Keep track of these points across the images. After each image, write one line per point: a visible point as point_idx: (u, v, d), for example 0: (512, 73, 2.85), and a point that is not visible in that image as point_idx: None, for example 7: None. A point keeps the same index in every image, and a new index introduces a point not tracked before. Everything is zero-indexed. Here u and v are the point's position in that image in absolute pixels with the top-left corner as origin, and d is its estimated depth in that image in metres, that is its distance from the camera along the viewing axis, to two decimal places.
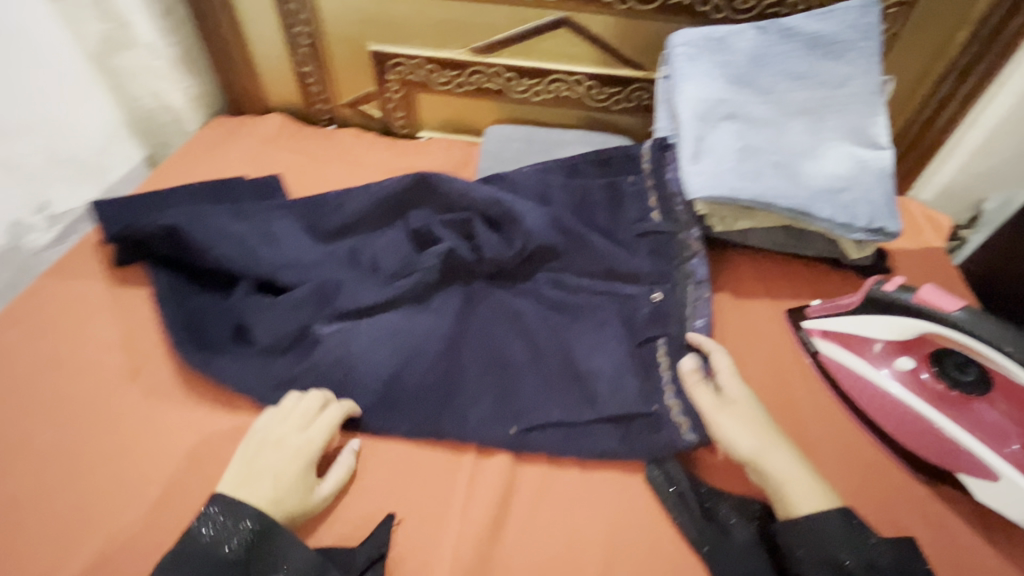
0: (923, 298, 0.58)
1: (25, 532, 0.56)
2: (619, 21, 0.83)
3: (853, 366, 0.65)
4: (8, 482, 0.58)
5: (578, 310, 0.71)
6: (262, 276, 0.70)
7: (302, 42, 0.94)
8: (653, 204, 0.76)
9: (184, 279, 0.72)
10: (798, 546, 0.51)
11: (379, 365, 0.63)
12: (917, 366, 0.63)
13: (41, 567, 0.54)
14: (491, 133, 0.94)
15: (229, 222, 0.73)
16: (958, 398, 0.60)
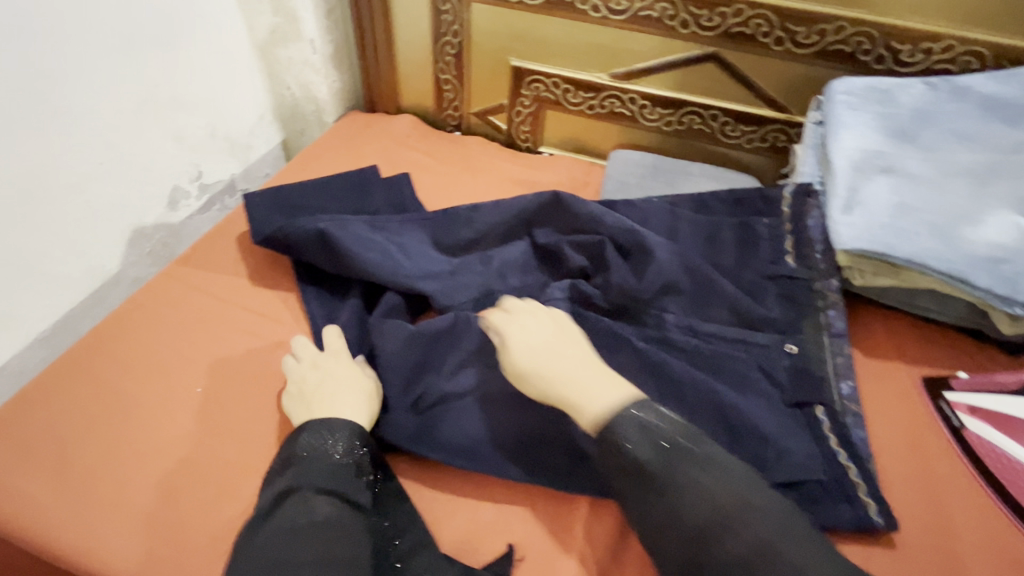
0: None
1: (158, 482, 0.59)
2: (770, 62, 0.83)
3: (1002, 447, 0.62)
4: (153, 429, 0.62)
5: (711, 361, 0.69)
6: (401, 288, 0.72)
7: (449, 51, 0.99)
8: (786, 248, 0.75)
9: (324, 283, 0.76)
10: (616, 431, 0.51)
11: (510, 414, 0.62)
12: None
13: (165, 522, 0.56)
14: (617, 157, 0.95)
15: (372, 235, 0.75)
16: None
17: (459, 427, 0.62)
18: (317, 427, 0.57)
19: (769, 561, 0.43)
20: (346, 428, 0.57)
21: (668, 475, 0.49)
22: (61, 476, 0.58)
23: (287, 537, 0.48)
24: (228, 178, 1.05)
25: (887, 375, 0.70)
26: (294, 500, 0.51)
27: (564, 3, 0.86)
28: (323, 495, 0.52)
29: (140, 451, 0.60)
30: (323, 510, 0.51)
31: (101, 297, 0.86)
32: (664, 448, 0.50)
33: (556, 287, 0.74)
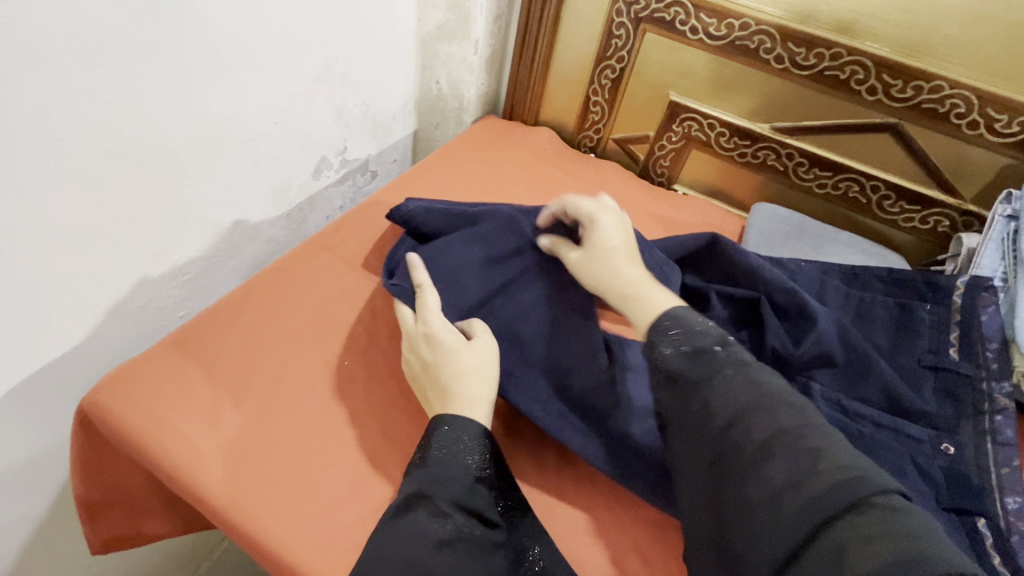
0: None
1: (279, 435, 0.58)
2: (956, 146, 0.80)
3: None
4: (289, 380, 0.63)
5: (862, 441, 0.64)
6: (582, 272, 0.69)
7: (608, 75, 0.99)
8: (951, 339, 0.70)
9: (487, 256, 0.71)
10: (659, 338, 0.54)
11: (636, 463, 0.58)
12: None
13: (279, 477, 0.56)
14: (759, 211, 0.93)
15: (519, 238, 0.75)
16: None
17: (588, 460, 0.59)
18: (449, 427, 0.53)
19: (786, 444, 0.44)
20: (473, 435, 0.53)
21: (704, 379, 0.50)
22: (196, 402, 0.60)
23: (413, 546, 0.46)
24: (364, 157, 1.07)
25: None
26: (416, 509, 0.48)
27: (747, 49, 0.85)
28: (450, 506, 0.49)
29: (291, 417, 0.60)
30: (451, 519, 0.48)
31: (239, 249, 0.88)
32: (702, 352, 0.52)
33: None
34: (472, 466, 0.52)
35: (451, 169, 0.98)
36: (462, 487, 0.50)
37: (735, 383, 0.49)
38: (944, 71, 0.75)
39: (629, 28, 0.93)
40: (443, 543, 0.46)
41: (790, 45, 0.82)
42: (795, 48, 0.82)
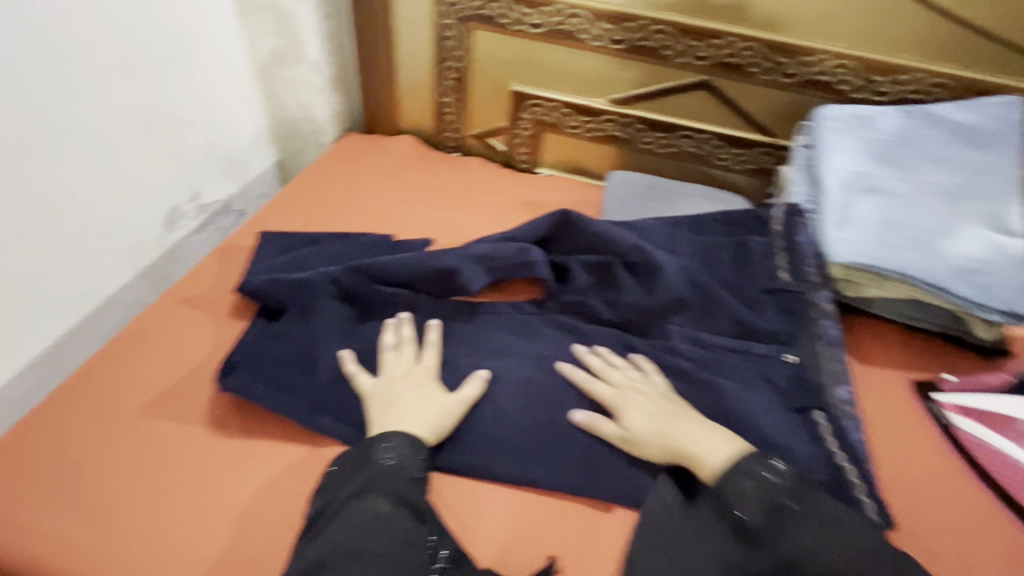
0: None
1: (147, 499, 0.57)
2: (758, 91, 0.89)
3: (988, 442, 0.67)
4: (154, 442, 0.61)
5: (718, 369, 0.73)
6: (446, 284, 0.74)
7: (450, 75, 1.02)
8: (781, 264, 0.79)
9: (360, 299, 0.71)
10: (730, 490, 0.54)
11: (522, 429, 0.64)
12: None
13: (152, 542, 0.54)
14: (615, 178, 1.01)
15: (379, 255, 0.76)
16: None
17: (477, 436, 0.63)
18: (390, 439, 0.57)
19: None
20: (409, 443, 0.57)
21: (779, 536, 0.51)
22: (51, 491, 0.57)
23: (350, 535, 0.49)
24: (224, 198, 1.03)
25: (879, 381, 0.75)
26: (353, 505, 0.52)
27: (565, 33, 0.91)
28: (390, 501, 0.53)
29: (172, 486, 0.58)
30: (386, 511, 0.52)
31: (95, 320, 0.83)
32: (779, 506, 0.52)
33: (560, 303, 0.78)
34: (411, 469, 0.56)
35: (314, 194, 0.97)
36: (398, 487, 0.54)
37: (837, 541, 0.50)
38: (731, 27, 0.84)
39: (457, 27, 0.96)
40: (380, 532, 0.50)
41: (601, 24, 0.88)
42: (605, 25, 0.88)
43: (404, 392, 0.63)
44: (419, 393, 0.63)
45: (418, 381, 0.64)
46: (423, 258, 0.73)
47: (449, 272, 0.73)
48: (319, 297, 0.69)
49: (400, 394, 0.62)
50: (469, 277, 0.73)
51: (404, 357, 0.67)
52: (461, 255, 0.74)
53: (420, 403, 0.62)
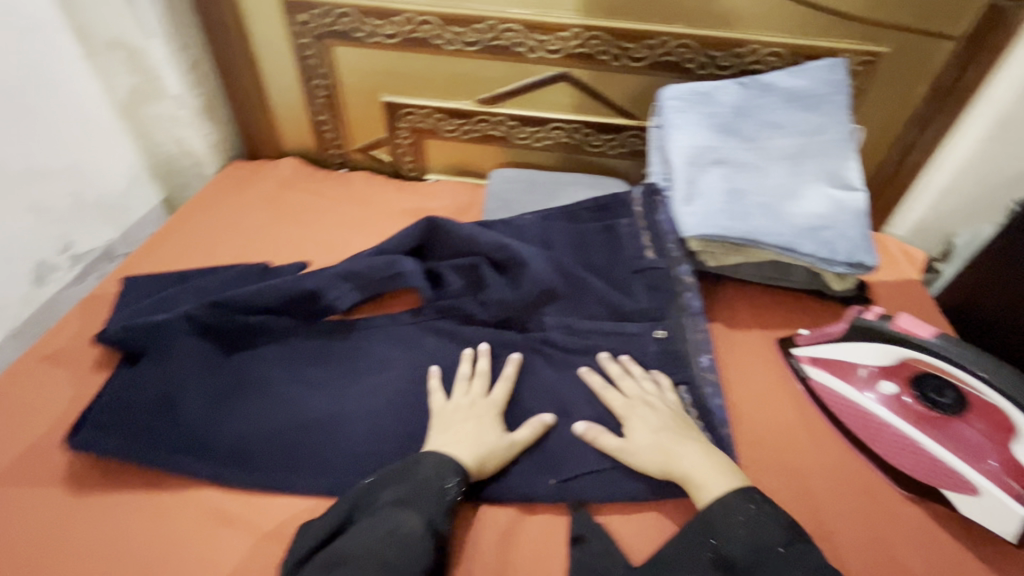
0: (901, 327, 0.61)
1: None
2: (613, 77, 0.91)
3: (840, 391, 0.68)
4: (7, 509, 0.59)
5: (591, 353, 0.75)
6: (313, 306, 0.74)
7: (320, 93, 1.02)
8: (646, 243, 0.82)
9: (222, 335, 0.70)
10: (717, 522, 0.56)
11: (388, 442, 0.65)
12: (899, 391, 0.66)
13: None
14: (495, 177, 1.02)
15: (243, 286, 0.76)
16: (940, 419, 0.63)
17: (344, 453, 0.64)
18: (438, 459, 0.60)
19: None
20: (451, 466, 0.59)
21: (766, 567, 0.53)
22: None
23: (379, 545, 0.52)
24: (104, 243, 1.01)
25: (746, 344, 0.78)
26: (381, 518, 0.55)
27: (420, 40, 0.91)
28: (422, 518, 0.55)
29: (26, 552, 0.57)
30: (420, 527, 0.54)
31: None
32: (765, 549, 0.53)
33: (436, 308, 0.79)
34: (451, 489, 0.58)
35: (192, 229, 0.95)
36: (429, 504, 0.57)
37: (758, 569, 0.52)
38: (576, 19, 0.85)
39: (315, 46, 0.95)
40: (400, 542, 0.53)
41: (451, 28, 0.89)
42: (456, 29, 0.89)
43: (464, 422, 0.65)
44: (480, 425, 0.65)
45: (480, 413, 0.66)
46: (286, 283, 0.72)
47: (312, 294, 0.73)
48: (174, 335, 0.68)
49: (459, 422, 0.65)
50: (333, 296, 0.74)
51: (474, 390, 0.69)
52: (324, 276, 0.74)
53: (474, 434, 0.64)
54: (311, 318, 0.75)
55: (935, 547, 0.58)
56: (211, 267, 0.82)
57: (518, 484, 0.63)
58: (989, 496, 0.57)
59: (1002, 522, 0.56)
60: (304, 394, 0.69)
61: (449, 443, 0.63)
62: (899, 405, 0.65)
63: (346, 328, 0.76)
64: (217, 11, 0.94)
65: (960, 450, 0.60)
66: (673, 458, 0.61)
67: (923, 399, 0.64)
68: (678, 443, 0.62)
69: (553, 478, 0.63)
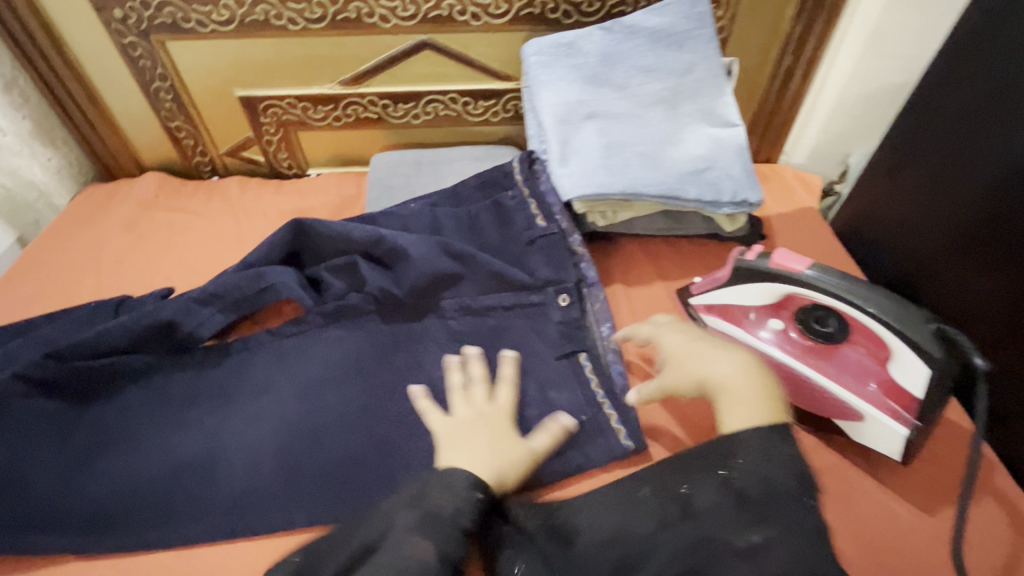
0: (778, 263, 0.61)
1: None
2: (479, 38, 0.85)
3: (736, 336, 0.66)
4: None
5: (488, 337, 0.71)
6: (176, 337, 0.67)
7: (165, 97, 0.91)
8: (535, 212, 0.77)
9: (74, 385, 0.65)
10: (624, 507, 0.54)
11: (268, 473, 0.60)
12: (786, 326, 0.65)
13: None
14: (377, 161, 0.94)
15: (95, 326, 0.69)
16: (825, 349, 0.63)
17: (223, 492, 0.59)
18: (449, 477, 0.50)
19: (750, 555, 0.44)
20: (469, 483, 0.50)
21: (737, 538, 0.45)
22: None
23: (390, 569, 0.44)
24: None
25: (648, 299, 0.76)
26: (393, 540, 0.46)
27: (260, 23, 0.82)
28: (436, 549, 0.46)
29: None
30: (433, 559, 0.45)
31: None
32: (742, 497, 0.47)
33: (319, 313, 0.72)
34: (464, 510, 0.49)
35: (43, 271, 0.85)
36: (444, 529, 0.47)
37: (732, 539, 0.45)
38: None
39: (143, 43, 0.84)
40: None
41: (290, 5, 0.80)
42: (295, 5, 0.80)
43: (476, 435, 0.58)
44: (496, 435, 0.58)
45: (489, 422, 0.60)
46: (137, 319, 0.66)
47: (168, 325, 0.67)
48: (14, 401, 0.62)
49: (469, 436, 0.58)
50: (193, 323, 0.67)
51: (478, 396, 0.63)
52: (177, 303, 0.67)
53: (492, 447, 0.56)
54: (174, 351, 0.68)
55: (833, 473, 0.58)
56: (58, 312, 0.73)
57: None
58: (872, 421, 0.57)
59: (886, 441, 0.57)
60: (178, 436, 0.62)
61: (464, 457, 0.55)
62: (788, 340, 0.64)
63: (219, 356, 0.69)
64: (17, 16, 0.81)
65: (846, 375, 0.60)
66: (711, 367, 0.55)
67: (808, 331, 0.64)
68: (726, 352, 0.57)
69: None
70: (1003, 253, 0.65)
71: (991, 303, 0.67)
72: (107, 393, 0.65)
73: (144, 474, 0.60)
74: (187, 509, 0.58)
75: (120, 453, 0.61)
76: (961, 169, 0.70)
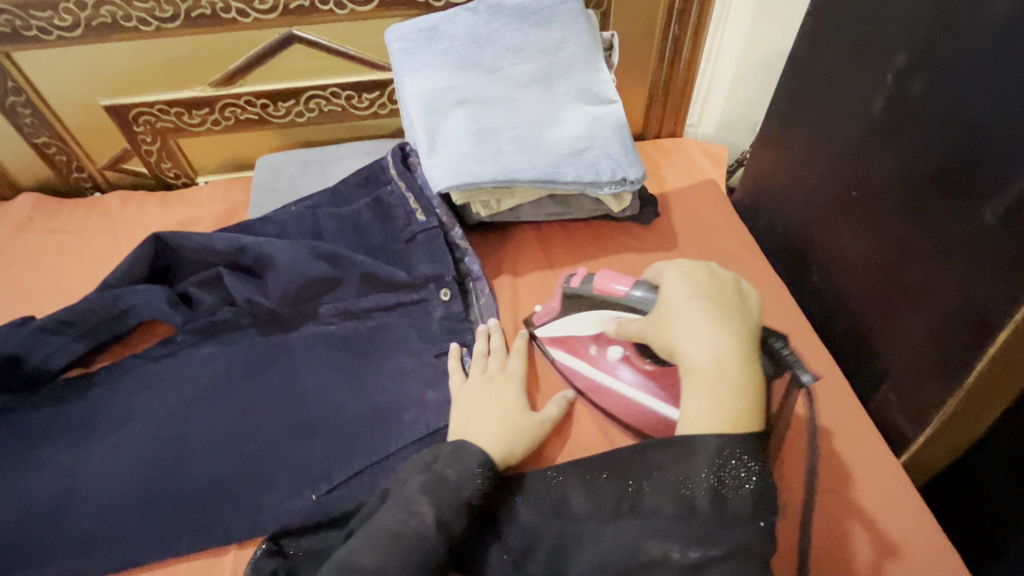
0: (602, 287, 0.62)
1: None
2: (349, 27, 0.81)
3: (579, 371, 0.64)
4: None
5: (366, 340, 0.69)
6: (27, 371, 0.63)
7: (24, 112, 0.85)
8: (413, 206, 0.74)
9: None
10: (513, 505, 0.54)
11: (120, 504, 0.57)
12: (624, 351, 0.62)
13: None
14: (262, 164, 0.90)
15: None
16: (663, 370, 0.60)
17: (71, 528, 0.56)
18: (463, 450, 0.52)
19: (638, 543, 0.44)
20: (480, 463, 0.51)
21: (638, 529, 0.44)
22: None
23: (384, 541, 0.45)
24: None
25: (535, 289, 0.75)
26: (403, 502, 0.48)
27: (109, 26, 0.77)
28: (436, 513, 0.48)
29: None
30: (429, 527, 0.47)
31: None
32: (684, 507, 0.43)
33: (188, 331, 0.69)
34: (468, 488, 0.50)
35: None
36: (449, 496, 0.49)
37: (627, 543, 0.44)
38: None
39: None
40: (416, 540, 0.46)
41: (137, 5, 0.75)
42: (142, 4, 0.75)
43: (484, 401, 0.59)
44: (503, 401, 0.59)
45: (501, 388, 0.61)
46: None
47: (14, 359, 0.63)
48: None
49: (475, 403, 0.59)
50: (43, 355, 0.64)
51: (491, 364, 0.64)
52: (23, 334, 0.63)
53: (501, 414, 0.58)
54: (28, 386, 0.65)
55: None
56: None
57: (273, 514, 0.57)
58: None
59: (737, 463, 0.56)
60: (29, 475, 0.59)
61: (473, 428, 0.56)
62: (632, 367, 0.62)
63: (80, 385, 0.65)
64: None
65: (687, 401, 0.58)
66: (684, 344, 0.48)
67: (647, 357, 0.61)
68: (715, 323, 0.48)
69: (315, 493, 0.58)
70: (864, 219, 0.63)
71: (861, 264, 0.65)
72: None
73: None
74: (37, 552, 0.56)
75: None
76: (830, 126, 0.66)
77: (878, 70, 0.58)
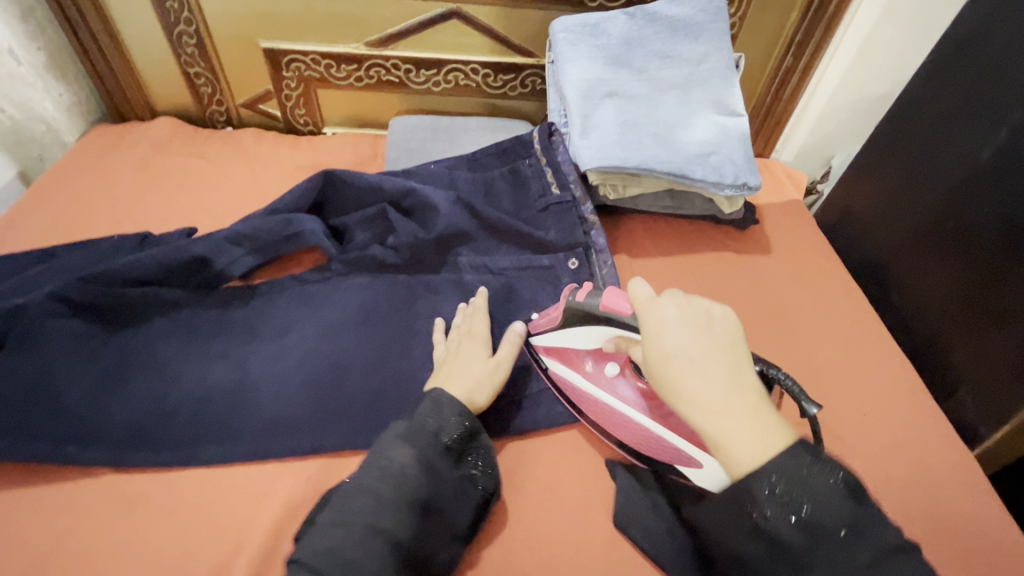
0: (610, 306, 0.58)
1: None
2: (506, 12, 0.89)
3: (572, 381, 0.65)
4: None
5: (501, 291, 0.76)
6: (207, 274, 0.70)
7: (188, 41, 0.92)
8: (549, 179, 0.82)
9: (107, 311, 0.67)
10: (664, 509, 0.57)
11: (292, 401, 0.64)
12: (620, 371, 0.64)
13: None
14: (395, 125, 0.97)
15: (126, 255, 0.71)
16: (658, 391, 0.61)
17: (250, 415, 0.62)
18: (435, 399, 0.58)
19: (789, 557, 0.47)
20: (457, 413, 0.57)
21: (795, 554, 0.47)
22: None
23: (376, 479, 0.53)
24: None
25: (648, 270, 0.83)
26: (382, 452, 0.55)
27: None
28: (413, 457, 0.54)
29: None
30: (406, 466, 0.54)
31: None
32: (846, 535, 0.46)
33: (340, 260, 0.75)
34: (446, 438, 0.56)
35: (56, 204, 0.86)
36: (445, 461, 0.56)
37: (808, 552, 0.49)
38: None
39: None
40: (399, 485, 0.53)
41: None
42: None
43: (450, 362, 0.64)
44: (466, 359, 0.64)
45: (463, 350, 0.65)
46: (170, 251, 0.69)
47: (200, 261, 0.70)
48: (46, 319, 0.64)
49: (445, 365, 0.63)
50: (224, 262, 0.71)
51: (460, 327, 0.68)
52: (211, 240, 0.70)
53: (463, 369, 0.62)
54: (200, 288, 0.71)
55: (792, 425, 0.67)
56: (84, 245, 0.74)
57: None
58: (707, 467, 0.55)
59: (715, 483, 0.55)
60: (208, 365, 0.65)
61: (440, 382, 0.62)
62: (629, 383, 0.63)
63: (246, 294, 0.71)
64: None
65: (674, 419, 0.58)
66: (691, 385, 0.46)
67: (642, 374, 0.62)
68: (724, 396, 0.45)
69: None
70: (956, 249, 0.74)
71: (947, 288, 0.75)
72: (135, 319, 0.67)
73: (175, 395, 0.63)
74: (216, 433, 0.61)
75: (155, 373, 0.64)
76: (934, 166, 0.77)
77: (991, 125, 0.69)
